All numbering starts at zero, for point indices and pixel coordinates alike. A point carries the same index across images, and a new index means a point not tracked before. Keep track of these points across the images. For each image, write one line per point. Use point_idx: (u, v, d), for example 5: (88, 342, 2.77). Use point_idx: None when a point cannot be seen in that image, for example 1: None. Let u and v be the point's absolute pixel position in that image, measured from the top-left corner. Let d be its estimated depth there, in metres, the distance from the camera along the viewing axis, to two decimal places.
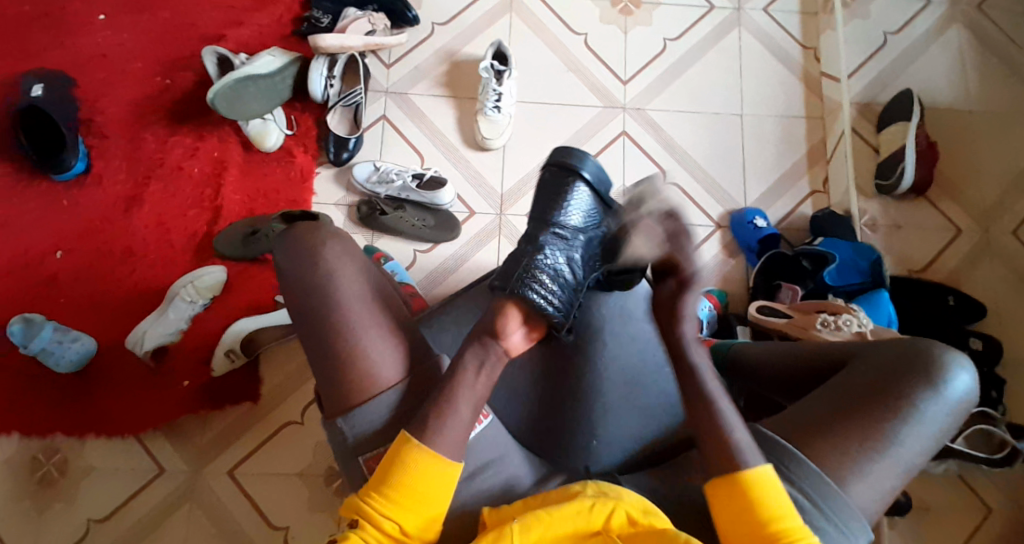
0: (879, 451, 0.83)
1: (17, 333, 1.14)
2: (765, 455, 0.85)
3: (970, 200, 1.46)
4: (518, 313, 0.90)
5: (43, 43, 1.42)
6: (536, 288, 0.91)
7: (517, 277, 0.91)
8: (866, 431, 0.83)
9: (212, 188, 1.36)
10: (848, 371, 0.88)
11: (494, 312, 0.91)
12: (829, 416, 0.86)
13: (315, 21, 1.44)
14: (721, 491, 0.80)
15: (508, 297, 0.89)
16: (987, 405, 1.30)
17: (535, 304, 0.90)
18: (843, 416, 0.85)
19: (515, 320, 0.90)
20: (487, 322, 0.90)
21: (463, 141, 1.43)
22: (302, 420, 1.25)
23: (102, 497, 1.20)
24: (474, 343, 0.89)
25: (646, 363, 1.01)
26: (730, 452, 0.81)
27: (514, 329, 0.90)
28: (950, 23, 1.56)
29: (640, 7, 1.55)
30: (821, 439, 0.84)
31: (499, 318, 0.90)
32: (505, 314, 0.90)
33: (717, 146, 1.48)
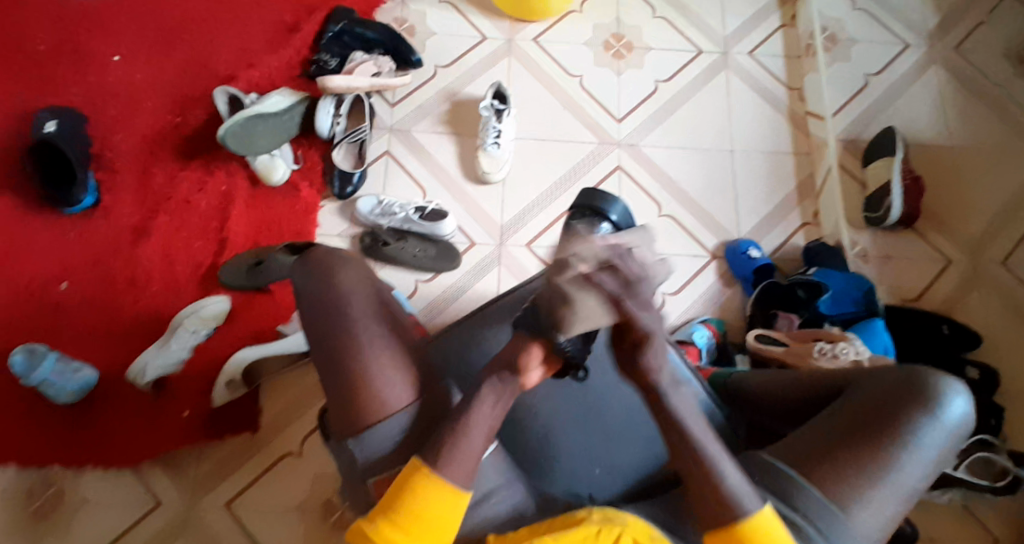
0: (881, 479, 0.92)
1: (19, 363, 1.27)
2: (772, 486, 0.94)
3: (958, 232, 1.51)
4: (541, 351, 0.91)
5: (63, 83, 1.51)
6: (558, 323, 0.91)
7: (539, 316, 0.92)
8: (869, 458, 0.93)
9: (218, 220, 1.45)
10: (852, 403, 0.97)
11: (516, 349, 0.91)
12: (833, 446, 0.95)
13: (323, 63, 1.53)
14: (716, 541, 0.85)
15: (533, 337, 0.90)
16: (987, 432, 1.31)
17: (557, 343, 0.91)
18: (847, 445, 0.94)
19: (536, 357, 0.91)
20: (509, 357, 0.91)
21: (463, 175, 1.49)
22: (300, 452, 1.36)
23: (96, 530, 1.29)
24: (494, 377, 0.92)
25: (619, 397, 1.08)
26: (730, 493, 0.85)
27: (534, 366, 0.92)
28: (929, 64, 1.61)
29: (632, 50, 1.61)
30: (827, 466, 0.93)
31: (523, 353, 0.91)
32: (528, 352, 0.90)
33: (708, 181, 1.53)
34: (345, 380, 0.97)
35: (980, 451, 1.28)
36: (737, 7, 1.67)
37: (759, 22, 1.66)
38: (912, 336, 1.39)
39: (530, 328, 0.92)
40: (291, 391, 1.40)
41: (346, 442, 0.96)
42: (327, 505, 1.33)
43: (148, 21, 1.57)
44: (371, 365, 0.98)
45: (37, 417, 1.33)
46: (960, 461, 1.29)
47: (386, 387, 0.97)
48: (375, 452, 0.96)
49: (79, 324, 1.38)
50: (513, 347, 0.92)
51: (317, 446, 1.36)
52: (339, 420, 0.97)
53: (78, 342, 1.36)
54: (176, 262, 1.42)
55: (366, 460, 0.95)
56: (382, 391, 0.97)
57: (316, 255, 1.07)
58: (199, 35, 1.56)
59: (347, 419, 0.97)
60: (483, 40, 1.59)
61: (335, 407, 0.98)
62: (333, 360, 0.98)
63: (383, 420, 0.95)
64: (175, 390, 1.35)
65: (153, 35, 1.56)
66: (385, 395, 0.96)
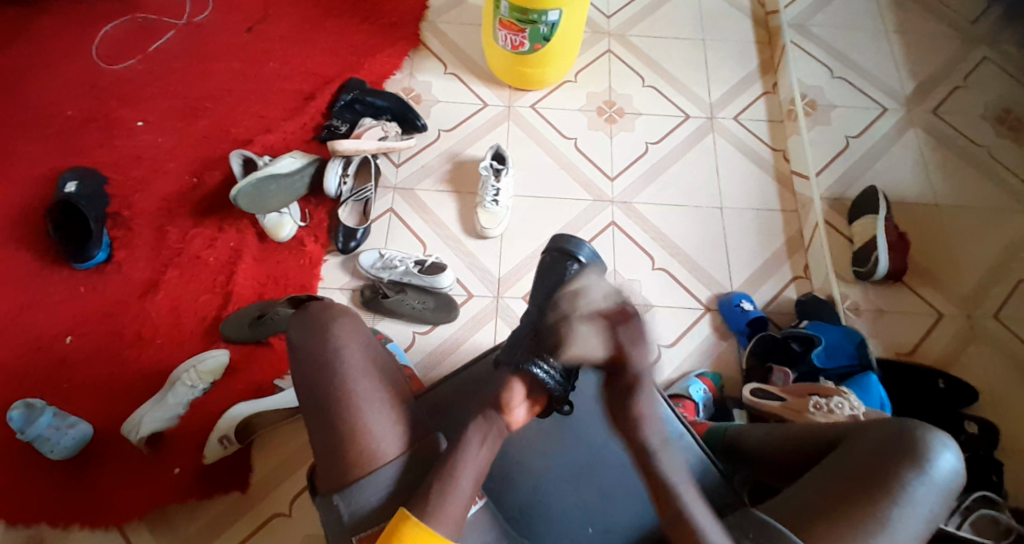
0: (875, 537, 0.92)
1: (17, 418, 1.27)
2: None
3: (948, 287, 1.53)
4: (523, 388, 1.02)
5: (86, 146, 1.60)
6: (539, 363, 1.02)
7: (523, 356, 1.03)
8: (863, 518, 0.93)
9: (226, 275, 1.50)
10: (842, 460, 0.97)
11: (501, 387, 1.02)
12: (827, 506, 0.94)
13: (334, 129, 1.62)
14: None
15: (516, 373, 1.02)
16: (989, 489, 1.27)
17: (538, 378, 1.01)
18: (841, 505, 0.94)
19: (520, 396, 1.02)
20: (493, 395, 1.02)
21: (463, 231, 1.55)
22: (289, 513, 1.35)
23: None
24: (478, 417, 1.00)
25: (617, 436, 1.10)
26: None
27: (518, 405, 1.01)
28: (908, 127, 1.69)
29: (624, 115, 1.70)
30: (821, 526, 0.93)
31: (507, 393, 1.01)
32: (512, 388, 1.01)
33: (700, 236, 1.59)
34: (340, 414, 0.99)
35: (984, 508, 1.24)
36: (723, 76, 1.77)
37: (743, 88, 1.76)
38: (905, 390, 1.40)
39: (513, 369, 1.03)
40: (286, 449, 1.40)
41: (332, 498, 0.96)
42: None
43: (174, 89, 1.67)
44: (365, 418, 0.99)
45: (33, 468, 1.33)
46: (962, 519, 1.24)
47: (377, 441, 0.98)
48: (362, 507, 0.96)
49: (83, 375, 1.40)
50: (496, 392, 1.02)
51: (308, 506, 1.35)
52: (332, 453, 0.98)
53: (83, 392, 1.39)
54: (183, 315, 1.46)
55: (354, 516, 0.96)
56: (374, 444, 0.98)
57: (311, 309, 1.06)
58: (220, 102, 1.66)
59: (339, 453, 0.98)
60: (484, 107, 1.69)
61: (327, 450, 0.99)
62: (326, 398, 1.00)
63: (374, 471, 0.97)
64: (174, 441, 1.36)
65: (177, 102, 1.66)
66: (379, 446, 0.98)
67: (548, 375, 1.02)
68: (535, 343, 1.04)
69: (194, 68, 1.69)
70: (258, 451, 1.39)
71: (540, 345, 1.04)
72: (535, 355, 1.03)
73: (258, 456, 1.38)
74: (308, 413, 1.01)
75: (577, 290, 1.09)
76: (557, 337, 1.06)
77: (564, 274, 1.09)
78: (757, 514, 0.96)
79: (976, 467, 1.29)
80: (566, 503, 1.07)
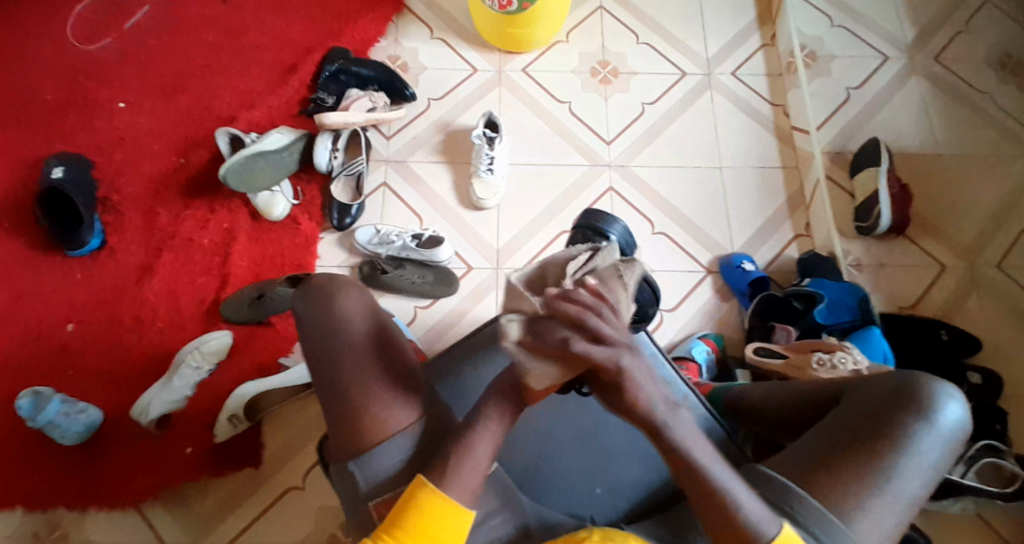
0: (880, 487, 0.93)
1: (25, 407, 1.28)
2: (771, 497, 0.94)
3: (951, 238, 1.51)
4: None
5: (68, 130, 1.57)
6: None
7: None
8: (866, 469, 0.93)
9: (221, 256, 1.48)
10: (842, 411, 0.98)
11: (521, 363, 0.93)
12: (829, 456, 0.95)
13: (321, 101, 1.58)
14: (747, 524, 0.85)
15: None
16: (992, 437, 1.30)
17: None
18: (842, 454, 0.95)
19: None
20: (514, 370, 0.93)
21: (459, 202, 1.53)
22: (303, 486, 1.36)
23: None
24: (497, 394, 0.94)
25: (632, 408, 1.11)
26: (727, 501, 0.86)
27: None
28: (910, 75, 1.64)
29: (618, 75, 1.66)
30: (825, 477, 0.94)
31: (526, 368, 0.92)
32: None
33: (699, 198, 1.56)
34: (347, 384, 0.99)
35: (988, 456, 1.27)
36: (717, 30, 1.72)
37: (740, 42, 1.71)
38: (907, 342, 1.40)
39: None
40: (295, 425, 1.40)
41: (348, 467, 0.97)
42: (331, 539, 1.32)
43: (153, 67, 1.63)
44: (374, 385, 0.99)
45: (43, 457, 1.34)
46: (967, 467, 1.28)
47: (387, 409, 0.98)
48: (377, 476, 0.96)
49: (85, 363, 1.40)
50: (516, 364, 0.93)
51: (320, 479, 1.36)
52: (340, 429, 0.99)
53: (85, 381, 1.38)
54: (181, 298, 1.45)
55: (370, 485, 0.96)
56: (385, 414, 0.98)
57: (315, 282, 1.07)
58: (201, 78, 1.62)
59: (349, 423, 0.98)
60: (473, 72, 1.65)
61: (337, 423, 0.99)
62: (333, 372, 1.00)
63: (387, 440, 0.97)
64: (182, 423, 1.36)
65: (157, 80, 1.62)
66: (389, 416, 0.98)
67: None
68: None
69: (171, 43, 1.65)
70: (267, 428, 1.40)
71: None
72: None
73: (269, 433, 1.39)
74: (320, 386, 1.02)
75: (604, 264, 1.04)
76: None
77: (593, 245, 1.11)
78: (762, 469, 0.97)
79: (981, 417, 1.32)
80: (579, 470, 1.08)
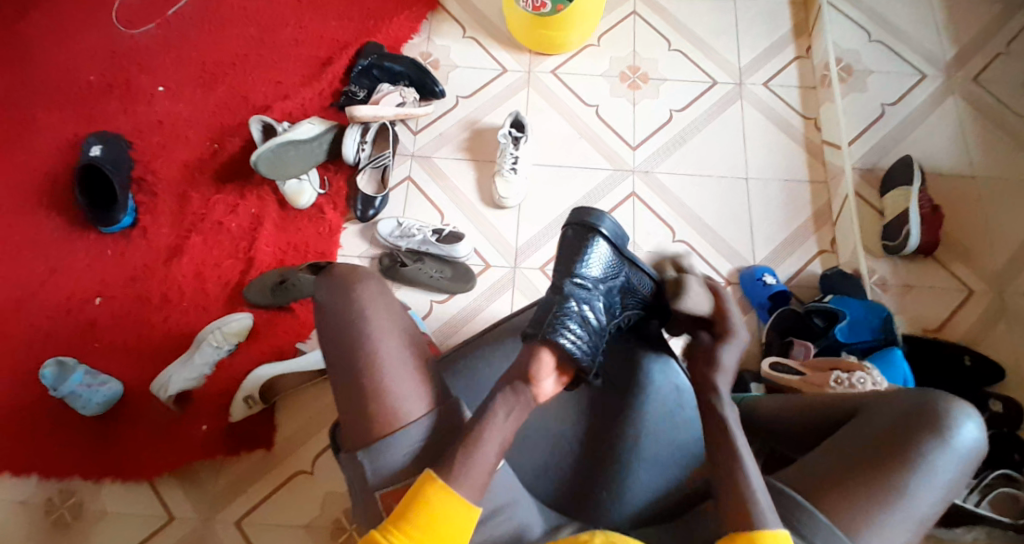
0: (892, 505, 0.91)
1: (49, 376, 1.32)
2: (779, 509, 0.93)
3: (980, 264, 1.47)
4: (552, 358, 1.00)
5: (110, 111, 1.62)
6: (563, 332, 1.01)
7: (548, 326, 1.02)
8: (878, 487, 0.92)
9: (248, 241, 1.51)
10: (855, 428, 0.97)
11: (529, 358, 1.01)
12: (840, 472, 0.94)
13: (352, 94, 1.60)
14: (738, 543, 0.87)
15: (542, 343, 1.00)
16: (1010, 467, 1.27)
17: (565, 348, 1.01)
18: (853, 471, 0.94)
19: (548, 366, 1.00)
20: (524, 366, 1.00)
21: (481, 200, 1.54)
22: (312, 471, 1.38)
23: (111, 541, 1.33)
24: (508, 389, 0.99)
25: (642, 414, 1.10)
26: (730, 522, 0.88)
27: (547, 376, 1.00)
28: (947, 94, 1.61)
29: (648, 81, 1.66)
30: (835, 494, 0.92)
31: (534, 362, 1.00)
32: (540, 359, 0.99)
33: (722, 207, 1.55)
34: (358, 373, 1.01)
35: (1004, 486, 1.25)
36: (752, 40, 1.71)
37: (774, 53, 1.69)
38: (930, 365, 1.36)
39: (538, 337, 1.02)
40: (308, 411, 1.43)
41: (358, 454, 0.98)
42: (335, 525, 1.34)
43: (194, 55, 1.67)
44: (388, 375, 1.02)
45: (67, 426, 1.38)
46: (981, 497, 1.25)
47: (399, 399, 1.00)
48: (386, 465, 0.98)
49: (112, 337, 1.44)
50: (524, 362, 1.01)
51: (329, 466, 1.39)
52: (350, 415, 1.01)
53: (111, 354, 1.43)
54: (208, 280, 1.48)
55: (379, 474, 0.98)
56: (396, 404, 1.00)
57: (335, 272, 1.11)
58: (238, 67, 1.66)
59: (360, 411, 1.00)
60: (504, 72, 1.66)
61: (349, 408, 1.02)
62: (347, 359, 1.03)
63: (398, 430, 0.99)
64: (200, 401, 1.40)
65: (196, 68, 1.66)
66: (400, 407, 1.00)
67: (573, 345, 1.01)
68: (559, 314, 1.03)
69: (212, 32, 1.69)
70: (282, 412, 1.43)
71: (565, 317, 1.03)
72: (560, 326, 1.02)
73: (283, 415, 1.42)
74: (333, 371, 1.04)
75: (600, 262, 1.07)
76: (582, 308, 1.04)
77: (587, 248, 1.07)
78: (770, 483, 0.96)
79: (999, 445, 1.29)
80: (579, 470, 1.09)
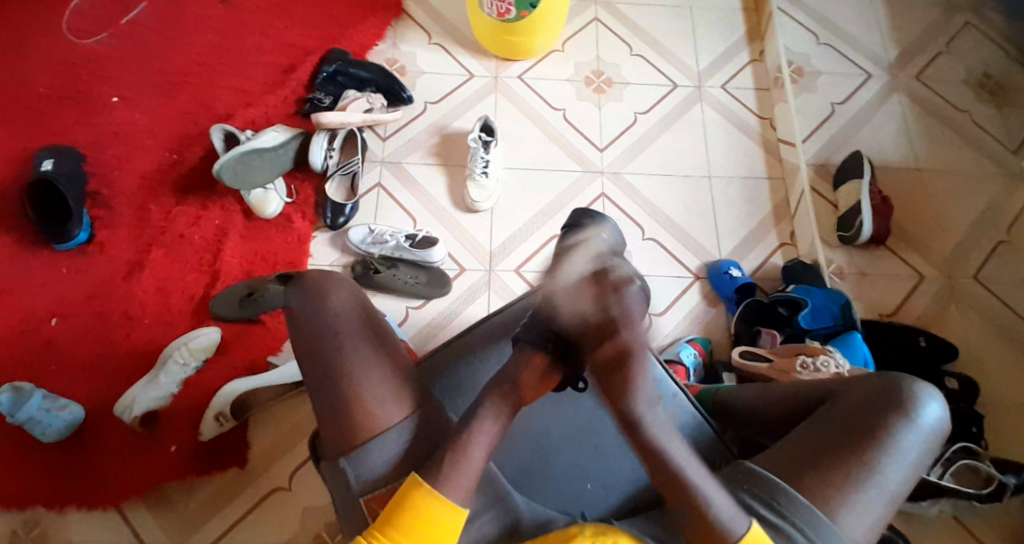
0: (865, 483, 0.95)
1: (4, 402, 1.24)
2: (762, 493, 0.95)
3: (931, 250, 1.56)
4: (542, 364, 0.98)
5: (60, 123, 1.55)
6: (555, 335, 0.99)
7: (539, 331, 1.00)
8: (851, 467, 0.95)
9: (213, 253, 1.47)
10: (826, 411, 1.01)
11: (520, 364, 0.98)
12: (815, 455, 0.97)
13: (317, 101, 1.58)
14: None
15: (535, 349, 0.98)
16: (969, 440, 1.35)
17: (555, 353, 0.98)
18: (827, 453, 0.97)
19: (539, 371, 0.98)
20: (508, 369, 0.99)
21: (453, 205, 1.54)
22: (290, 487, 1.34)
23: None
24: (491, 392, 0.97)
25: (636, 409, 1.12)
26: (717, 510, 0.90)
27: (536, 380, 0.98)
28: (892, 92, 1.70)
29: (611, 85, 1.69)
30: (812, 477, 0.95)
31: (527, 368, 0.98)
32: (531, 364, 0.98)
33: (686, 204, 1.59)
34: (342, 375, 0.99)
35: (964, 459, 1.31)
36: (709, 44, 1.76)
37: (731, 56, 1.76)
38: (887, 348, 1.43)
39: (531, 343, 1.00)
40: (281, 426, 1.38)
41: (340, 462, 0.97)
42: (317, 540, 1.31)
43: (150, 64, 1.62)
44: (366, 382, 0.99)
45: (25, 453, 1.31)
46: (944, 470, 1.31)
47: (380, 405, 0.99)
48: (368, 473, 0.97)
49: (71, 358, 1.37)
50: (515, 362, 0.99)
51: (306, 481, 1.35)
52: (339, 422, 0.99)
53: (71, 376, 1.36)
54: (172, 294, 1.43)
55: (361, 481, 0.96)
56: (377, 410, 0.98)
57: (308, 280, 1.07)
58: (198, 75, 1.61)
59: (348, 418, 0.98)
60: (469, 78, 1.67)
61: (336, 416, 0.99)
62: (327, 368, 1.00)
63: (377, 437, 0.97)
64: (167, 419, 1.34)
65: (153, 77, 1.61)
66: (382, 411, 0.98)
67: (563, 348, 0.99)
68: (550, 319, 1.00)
69: (168, 40, 1.65)
70: (257, 427, 1.38)
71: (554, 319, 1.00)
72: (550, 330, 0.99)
73: (257, 431, 1.38)
74: (317, 376, 1.01)
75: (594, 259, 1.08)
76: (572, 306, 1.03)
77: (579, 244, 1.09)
78: (748, 467, 0.99)
79: (957, 421, 1.36)
80: (570, 465, 1.09)
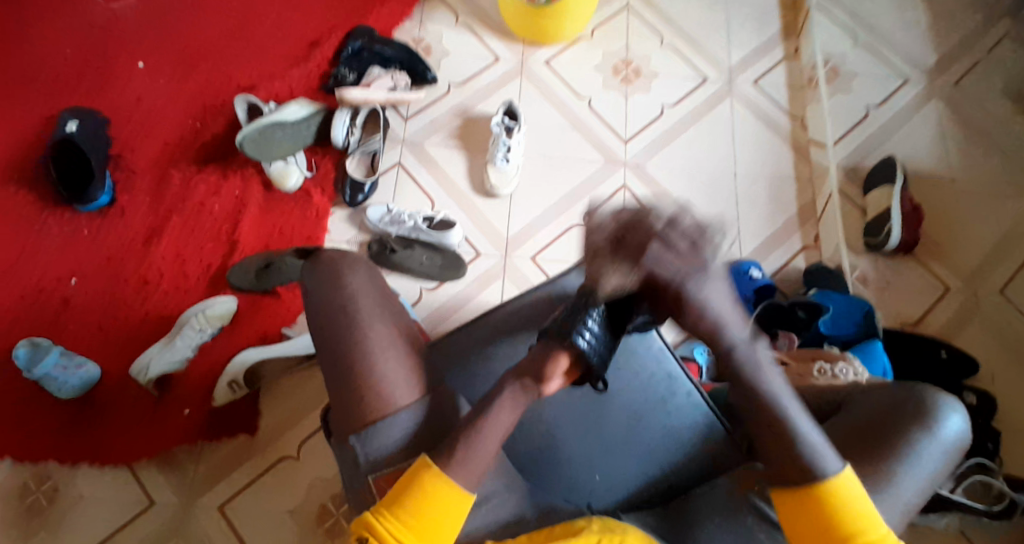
0: (879, 493, 0.92)
1: (23, 356, 1.27)
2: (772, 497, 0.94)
3: (959, 261, 1.52)
4: (566, 361, 0.92)
5: (86, 87, 1.56)
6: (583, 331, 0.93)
7: (567, 324, 0.93)
8: (865, 476, 0.92)
9: (231, 224, 1.47)
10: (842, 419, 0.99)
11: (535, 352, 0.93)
12: None
13: (342, 77, 1.58)
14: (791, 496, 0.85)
15: (562, 344, 0.92)
16: (984, 455, 1.31)
17: (580, 349, 0.92)
18: (840, 461, 0.94)
19: (560, 368, 0.92)
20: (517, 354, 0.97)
21: (472, 189, 1.53)
22: (297, 456, 1.34)
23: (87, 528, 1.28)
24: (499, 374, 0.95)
25: (648, 398, 1.10)
26: None
27: (556, 375, 0.93)
28: (928, 97, 1.66)
29: (640, 76, 1.67)
30: None
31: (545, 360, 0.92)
32: (555, 361, 0.92)
33: (709, 201, 1.57)
34: (352, 353, 0.99)
35: (978, 474, 1.30)
36: (743, 39, 1.73)
37: (763, 53, 1.72)
38: (909, 358, 1.38)
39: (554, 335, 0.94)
40: (291, 398, 1.39)
41: (349, 438, 0.96)
42: (322, 510, 1.31)
43: (178, 32, 1.62)
44: (378, 362, 0.98)
45: (37, 411, 1.32)
46: (956, 483, 1.30)
47: (390, 386, 0.98)
48: (377, 450, 0.96)
49: (86, 320, 1.39)
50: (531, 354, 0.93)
51: (315, 452, 1.35)
52: (346, 399, 0.98)
53: (85, 339, 1.37)
54: (189, 263, 1.44)
55: (369, 457, 0.95)
56: (387, 391, 0.97)
57: (323, 258, 1.06)
58: (225, 45, 1.61)
59: (355, 395, 0.97)
60: (496, 61, 1.65)
61: (343, 393, 0.98)
62: (338, 347, 1.00)
63: (387, 416, 0.96)
64: (179, 386, 1.35)
65: (181, 45, 1.61)
66: (391, 392, 0.97)
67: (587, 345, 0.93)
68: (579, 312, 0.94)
69: (197, 10, 1.64)
70: (265, 400, 1.38)
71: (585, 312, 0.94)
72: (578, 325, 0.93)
73: (267, 402, 1.38)
74: (326, 354, 1.01)
75: None
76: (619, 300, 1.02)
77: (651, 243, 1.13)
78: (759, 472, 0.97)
79: (977, 436, 1.32)
80: (576, 456, 1.07)
